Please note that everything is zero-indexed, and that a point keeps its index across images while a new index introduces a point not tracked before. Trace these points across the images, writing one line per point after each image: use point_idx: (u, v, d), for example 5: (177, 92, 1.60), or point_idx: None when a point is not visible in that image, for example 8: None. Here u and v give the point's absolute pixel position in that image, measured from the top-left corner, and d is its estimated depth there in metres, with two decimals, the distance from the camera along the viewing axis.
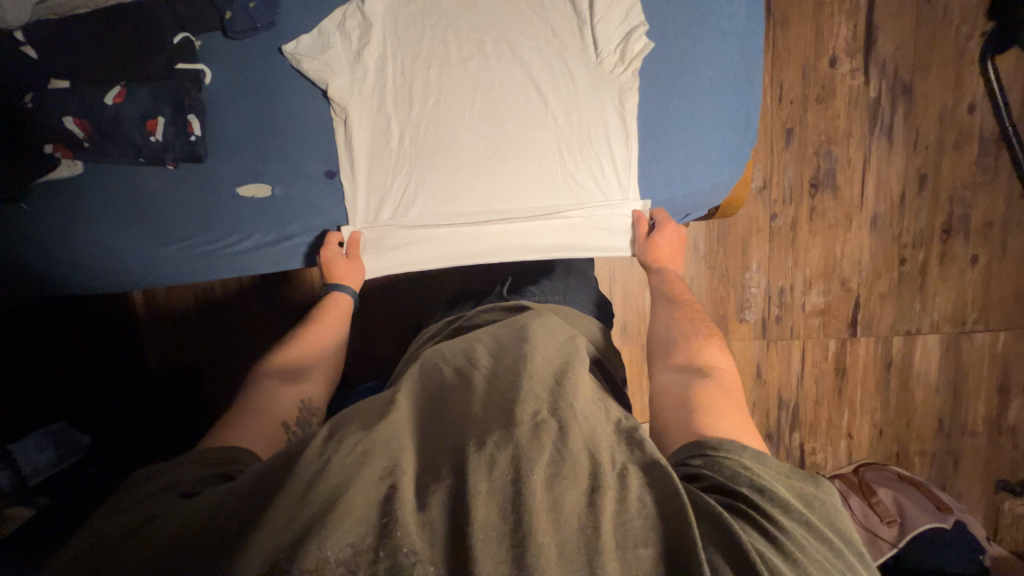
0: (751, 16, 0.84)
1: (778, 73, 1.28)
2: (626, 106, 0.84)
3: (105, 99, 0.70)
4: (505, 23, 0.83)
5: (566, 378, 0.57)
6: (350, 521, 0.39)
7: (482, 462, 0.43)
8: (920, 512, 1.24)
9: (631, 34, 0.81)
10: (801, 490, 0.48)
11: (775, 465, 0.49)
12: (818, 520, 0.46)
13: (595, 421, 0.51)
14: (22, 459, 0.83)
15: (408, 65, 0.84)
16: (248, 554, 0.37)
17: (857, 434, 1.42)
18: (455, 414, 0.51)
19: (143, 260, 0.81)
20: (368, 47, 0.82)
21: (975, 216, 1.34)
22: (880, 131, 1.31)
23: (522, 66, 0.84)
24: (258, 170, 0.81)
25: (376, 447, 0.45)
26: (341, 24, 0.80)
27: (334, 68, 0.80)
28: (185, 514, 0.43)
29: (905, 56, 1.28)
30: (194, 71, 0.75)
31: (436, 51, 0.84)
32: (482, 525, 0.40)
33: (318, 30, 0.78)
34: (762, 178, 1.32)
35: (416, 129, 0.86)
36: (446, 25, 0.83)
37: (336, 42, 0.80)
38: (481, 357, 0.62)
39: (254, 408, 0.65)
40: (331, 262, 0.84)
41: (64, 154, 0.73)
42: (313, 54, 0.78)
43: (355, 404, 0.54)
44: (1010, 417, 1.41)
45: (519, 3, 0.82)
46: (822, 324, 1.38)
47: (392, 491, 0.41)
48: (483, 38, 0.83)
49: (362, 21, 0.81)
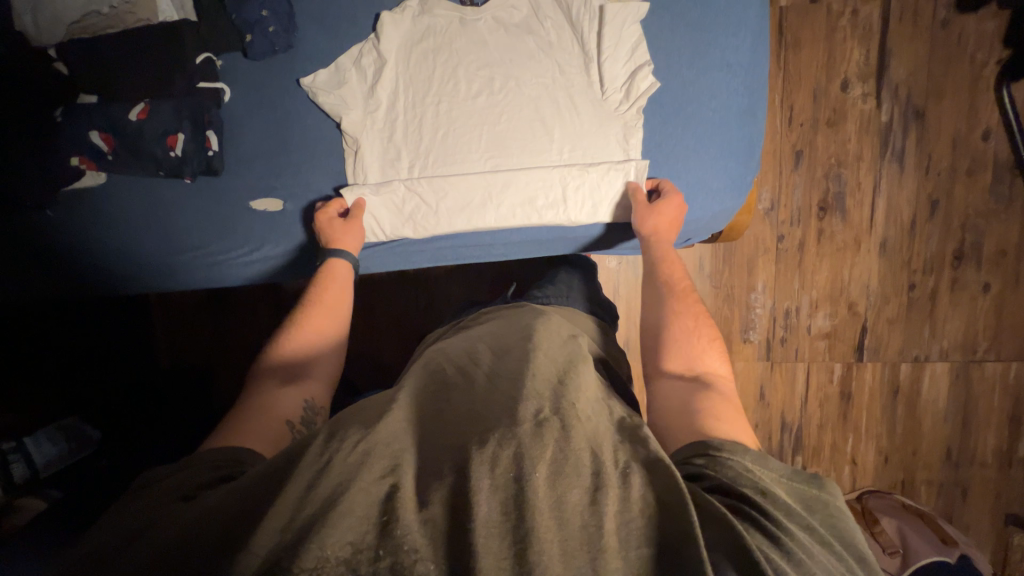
0: (757, 48, 0.85)
1: (789, 95, 1.28)
2: (631, 144, 0.85)
3: (129, 114, 0.74)
4: (513, 60, 0.84)
5: (569, 377, 0.58)
6: (350, 518, 0.41)
7: (484, 461, 0.44)
8: (923, 544, 1.21)
9: (637, 73, 0.82)
10: (801, 492, 0.49)
11: (774, 466, 0.51)
12: (818, 523, 0.46)
13: (596, 420, 0.52)
14: (34, 452, 0.89)
15: (419, 100, 0.85)
16: (249, 552, 0.39)
17: (862, 460, 1.40)
18: (458, 413, 0.53)
19: (163, 267, 0.84)
20: (381, 83, 0.84)
21: (987, 243, 1.32)
22: (892, 156, 1.30)
23: (529, 100, 0.84)
24: (272, 184, 0.84)
25: (378, 446, 0.47)
26: (357, 60, 0.83)
27: (348, 102, 0.83)
28: (190, 514, 0.45)
29: (918, 81, 1.27)
30: (216, 88, 0.79)
31: (447, 86, 0.85)
32: (484, 521, 0.41)
33: (335, 66, 0.82)
34: (770, 199, 1.32)
35: (426, 159, 0.85)
36: (456, 61, 0.84)
37: (352, 77, 0.83)
38: (484, 358, 0.63)
39: (257, 407, 0.65)
40: (328, 226, 0.82)
41: (88, 166, 0.76)
42: (330, 88, 0.81)
43: (358, 403, 0.56)
44: (1021, 449, 1.37)
45: (527, 41, 0.84)
46: (828, 347, 1.37)
47: (394, 489, 0.43)
48: (493, 74, 0.84)
49: (377, 58, 0.83)
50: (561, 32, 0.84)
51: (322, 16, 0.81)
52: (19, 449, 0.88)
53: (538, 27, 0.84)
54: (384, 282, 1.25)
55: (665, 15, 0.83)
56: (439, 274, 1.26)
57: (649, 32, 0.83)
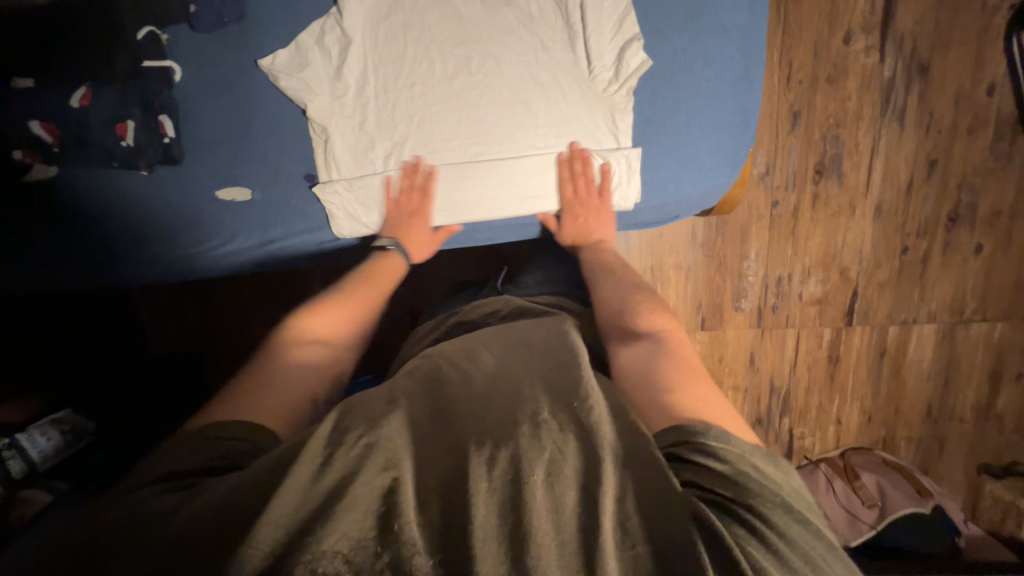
0: (755, 8, 0.78)
1: (788, 50, 1.21)
2: (622, 126, 0.80)
3: (71, 101, 0.67)
4: (492, 36, 0.77)
5: (565, 374, 0.55)
6: (352, 514, 0.41)
7: (481, 462, 0.45)
8: (899, 497, 1.28)
9: (626, 50, 0.76)
10: (769, 468, 0.49)
11: (736, 443, 0.49)
12: (787, 496, 0.46)
13: (599, 417, 0.51)
14: (29, 447, 0.86)
15: (391, 82, 0.78)
16: (251, 546, 0.39)
17: (846, 420, 1.44)
18: (458, 414, 0.52)
19: (136, 261, 0.80)
20: (348, 65, 0.77)
21: (983, 204, 1.30)
22: (892, 114, 1.25)
23: (510, 80, 0.78)
24: (237, 173, 0.78)
25: (380, 443, 0.47)
26: (320, 38, 0.75)
27: (313, 87, 0.76)
28: (178, 510, 0.43)
29: (924, 32, 1.20)
30: (163, 67, 0.72)
31: (420, 67, 0.78)
32: (483, 525, 0.41)
33: (295, 45, 0.74)
34: (765, 164, 1.28)
35: (403, 149, 0.80)
36: (429, 39, 0.77)
37: (315, 58, 0.75)
38: (484, 355, 0.62)
39: (279, 374, 0.61)
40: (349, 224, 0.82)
41: (34, 159, 0.70)
42: (291, 71, 0.74)
43: (363, 394, 0.57)
44: (998, 404, 1.42)
45: (506, 14, 0.76)
46: (818, 313, 1.37)
47: (396, 483, 0.44)
48: (470, 52, 0.77)
49: (341, 36, 0.75)
50: (543, 3, 0.76)
51: None
52: (13, 446, 0.85)
53: None
54: None
55: None
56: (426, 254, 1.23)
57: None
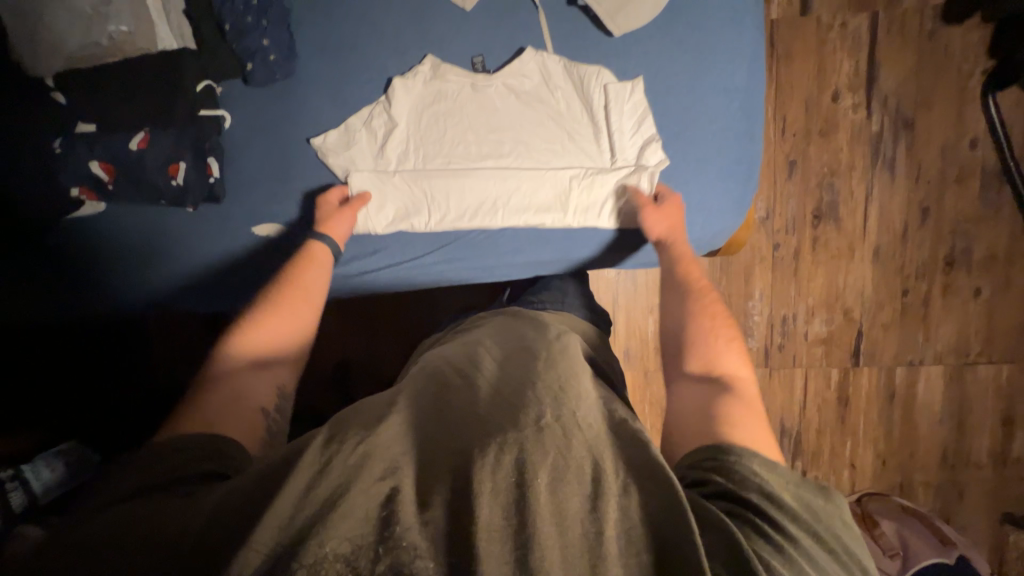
0: (753, 74, 0.86)
1: (781, 107, 1.30)
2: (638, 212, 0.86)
3: (128, 145, 0.74)
4: (523, 126, 0.86)
5: (568, 383, 0.54)
6: (350, 520, 0.40)
7: (486, 465, 0.43)
8: (923, 546, 1.24)
9: (636, 106, 0.85)
10: (809, 499, 0.47)
11: (784, 471, 0.48)
12: (826, 529, 0.45)
13: (596, 427, 0.49)
14: (32, 479, 0.82)
15: (429, 159, 0.86)
16: (249, 549, 0.39)
17: (860, 463, 1.42)
18: (454, 415, 0.51)
19: (163, 291, 0.83)
20: (391, 143, 0.84)
21: (977, 249, 1.35)
22: (882, 164, 1.32)
23: (536, 160, 0.86)
24: (273, 211, 0.83)
25: (378, 450, 0.45)
26: (368, 121, 0.83)
27: (357, 162, 0.84)
28: (182, 513, 0.42)
29: (906, 92, 1.30)
30: (216, 115, 0.79)
31: (457, 148, 0.86)
32: (487, 524, 0.40)
33: (345, 127, 0.83)
34: (765, 209, 1.34)
35: (436, 217, 0.86)
36: (467, 124, 0.86)
37: (361, 138, 0.84)
38: (487, 366, 0.59)
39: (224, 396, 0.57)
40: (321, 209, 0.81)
41: (88, 196, 0.76)
42: (340, 150, 0.83)
43: (355, 406, 0.55)
44: (1015, 449, 1.40)
45: (538, 108, 0.86)
46: (825, 353, 1.39)
47: (394, 492, 0.42)
48: (503, 138, 0.86)
49: (387, 120, 0.84)
50: (569, 99, 0.86)
51: (324, 46, 0.82)
52: (16, 477, 0.81)
53: (549, 96, 0.86)
54: (383, 295, 1.26)
55: (662, 40, 0.84)
56: (439, 287, 1.27)
57: (649, 62, 0.85)
